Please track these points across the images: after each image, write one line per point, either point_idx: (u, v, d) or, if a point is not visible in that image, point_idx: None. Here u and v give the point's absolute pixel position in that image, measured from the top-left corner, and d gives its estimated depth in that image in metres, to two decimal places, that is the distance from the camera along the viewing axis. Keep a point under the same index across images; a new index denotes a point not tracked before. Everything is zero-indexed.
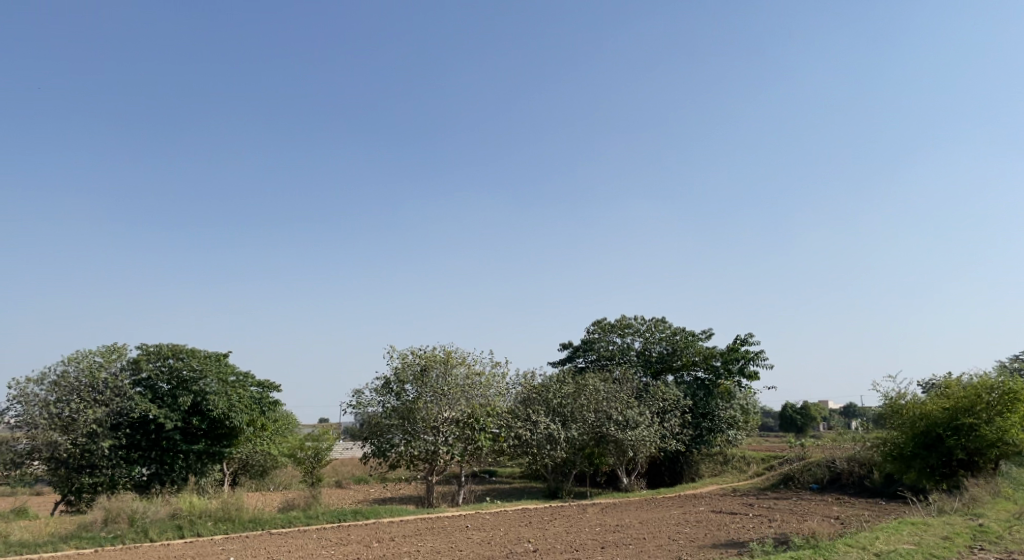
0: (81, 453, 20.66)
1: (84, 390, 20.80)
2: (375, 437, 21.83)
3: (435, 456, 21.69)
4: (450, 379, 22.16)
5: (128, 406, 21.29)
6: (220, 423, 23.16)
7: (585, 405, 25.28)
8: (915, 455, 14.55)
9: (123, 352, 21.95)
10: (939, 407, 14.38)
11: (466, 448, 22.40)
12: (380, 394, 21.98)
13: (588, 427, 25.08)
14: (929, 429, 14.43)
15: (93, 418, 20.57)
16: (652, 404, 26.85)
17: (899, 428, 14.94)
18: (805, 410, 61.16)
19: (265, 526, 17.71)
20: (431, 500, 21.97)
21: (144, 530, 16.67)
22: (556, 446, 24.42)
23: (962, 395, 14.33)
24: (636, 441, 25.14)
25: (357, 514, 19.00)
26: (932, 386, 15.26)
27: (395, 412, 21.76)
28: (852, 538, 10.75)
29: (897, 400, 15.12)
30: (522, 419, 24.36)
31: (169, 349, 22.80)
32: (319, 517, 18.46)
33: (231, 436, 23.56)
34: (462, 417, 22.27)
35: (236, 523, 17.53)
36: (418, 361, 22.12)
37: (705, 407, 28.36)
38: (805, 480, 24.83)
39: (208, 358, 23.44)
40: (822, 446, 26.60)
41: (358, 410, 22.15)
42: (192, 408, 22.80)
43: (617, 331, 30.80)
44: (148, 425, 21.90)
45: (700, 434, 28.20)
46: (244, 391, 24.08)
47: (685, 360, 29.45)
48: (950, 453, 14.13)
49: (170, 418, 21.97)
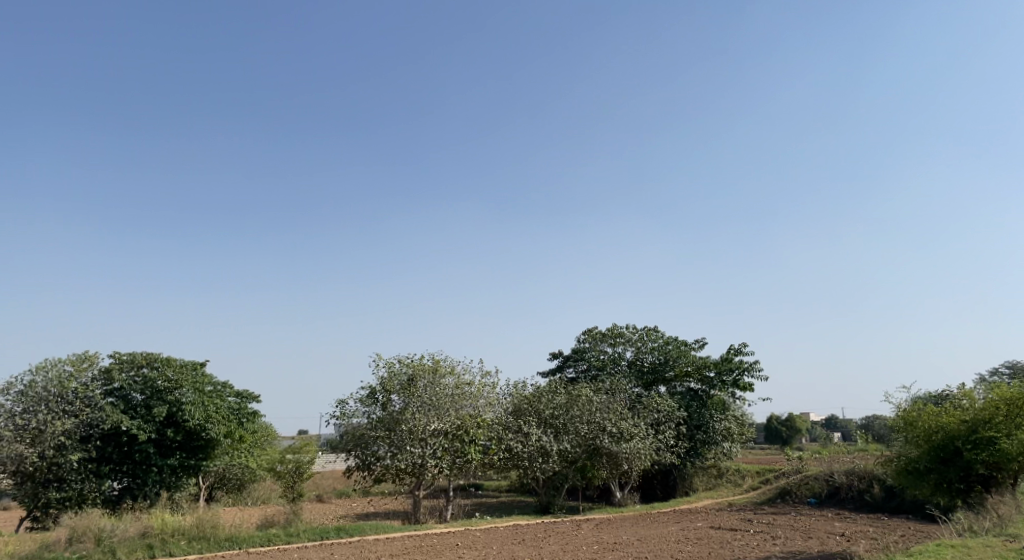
0: (48, 467, 19.44)
1: (53, 401, 19.60)
2: (359, 449, 20.84)
3: (422, 470, 20.68)
4: (439, 388, 21.25)
5: (100, 417, 20.13)
6: (196, 435, 22.07)
7: (578, 416, 24.44)
8: (930, 469, 13.86)
9: (94, 360, 20.82)
10: (960, 420, 13.62)
11: (455, 462, 21.41)
12: (365, 405, 21.02)
13: (581, 439, 24.27)
14: (946, 443, 13.68)
15: (62, 429, 19.38)
16: (646, 415, 26.08)
17: (913, 440, 14.19)
18: (790, 422, 60.67)
19: (242, 545, 16.64)
20: (418, 516, 20.92)
21: (112, 550, 15.54)
22: (548, 459, 23.58)
23: (981, 407, 13.61)
24: (630, 454, 24.34)
25: (341, 532, 17.96)
26: (952, 399, 14.47)
27: (381, 423, 20.82)
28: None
29: (911, 411, 14.39)
30: (514, 431, 23.47)
31: (144, 357, 21.72)
32: (299, 535, 17.41)
33: (208, 448, 22.45)
34: (451, 428, 21.35)
35: (212, 541, 16.46)
36: (405, 370, 21.23)
37: (699, 419, 27.63)
38: (803, 495, 24.19)
39: (184, 368, 22.39)
40: (820, 460, 25.95)
41: (341, 421, 21.14)
42: (167, 419, 21.71)
43: (609, 340, 30.08)
44: (120, 437, 20.76)
45: (694, 446, 27.47)
46: (222, 402, 23.02)
47: (677, 370, 28.69)
48: (969, 468, 13.44)
49: (144, 430, 20.88)
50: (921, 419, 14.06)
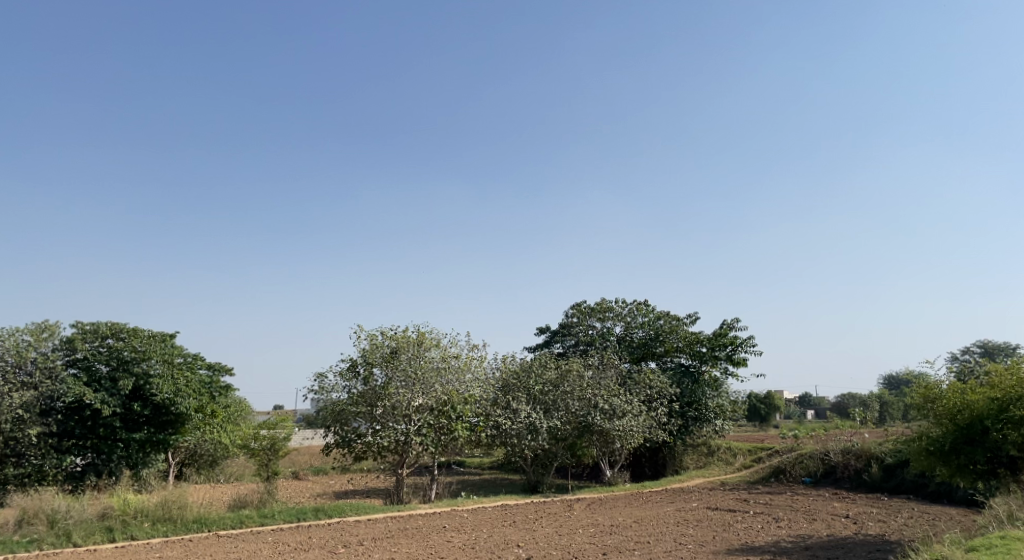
0: (6, 442, 17.96)
1: (9, 372, 18.03)
2: (339, 425, 19.61)
3: (406, 447, 19.59)
4: (424, 362, 20.08)
5: (61, 390, 18.66)
6: (165, 409, 20.74)
7: (569, 392, 23.47)
8: (955, 450, 13.00)
9: (55, 330, 19.30)
10: (988, 397, 12.73)
11: (440, 439, 20.26)
12: (345, 379, 19.75)
13: (570, 416, 23.27)
14: (974, 422, 12.81)
15: (20, 402, 17.80)
16: (638, 392, 25.17)
17: (935, 420, 13.33)
18: (768, 400, 59.99)
19: (212, 527, 15.38)
20: (401, 495, 19.76)
21: (67, 533, 14.18)
22: (537, 437, 22.50)
23: (1012, 383, 12.70)
24: (622, 432, 23.41)
25: (319, 513, 16.76)
26: (979, 375, 13.61)
27: (362, 399, 19.58)
28: (932, 550, 9.04)
29: (934, 385, 13.52)
30: (502, 407, 22.41)
31: (108, 328, 20.26)
32: (274, 516, 16.19)
33: (177, 424, 21.14)
34: (437, 404, 20.12)
35: (178, 524, 15.18)
36: (387, 342, 19.99)
37: (692, 395, 26.75)
38: (797, 474, 23.46)
39: (152, 339, 21.01)
40: (816, 438, 25.20)
41: (319, 396, 19.86)
42: (132, 393, 20.36)
43: (597, 315, 29.04)
44: (84, 411, 19.33)
45: (685, 423, 26.66)
46: (192, 374, 21.72)
47: (668, 346, 27.77)
48: (999, 448, 12.55)
49: (109, 404, 19.47)
50: (944, 398, 13.20)
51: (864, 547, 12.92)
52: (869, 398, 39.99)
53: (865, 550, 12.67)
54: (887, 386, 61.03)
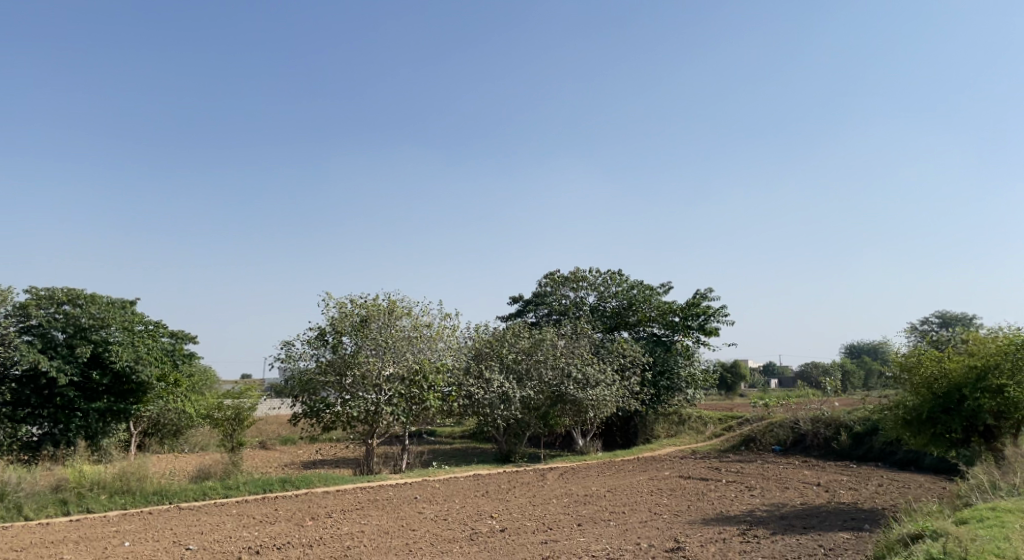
0: None
1: None
2: (307, 395, 19.04)
3: (376, 417, 19.12)
4: (394, 330, 19.65)
5: (14, 358, 17.75)
6: (126, 377, 19.96)
7: (542, 360, 23.20)
8: (933, 418, 12.92)
9: (6, 296, 18.33)
10: (965, 365, 12.66)
11: (411, 409, 19.82)
12: (313, 347, 19.15)
13: (544, 385, 22.99)
14: (951, 390, 12.72)
15: None
16: (612, 361, 25.00)
17: (911, 387, 13.22)
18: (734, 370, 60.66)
19: (173, 499, 14.83)
20: (371, 465, 19.37)
21: (18, 506, 13.49)
22: (509, 406, 22.21)
23: (988, 352, 12.65)
24: (595, 401, 23.19)
25: (286, 484, 16.29)
26: (954, 344, 13.55)
27: (331, 367, 19.04)
28: (918, 520, 8.91)
29: (911, 354, 13.42)
30: (474, 376, 22.03)
31: (64, 294, 19.32)
32: (239, 488, 15.68)
33: (139, 392, 20.39)
34: (408, 373, 19.65)
35: (137, 496, 14.61)
36: (357, 310, 19.43)
37: (664, 365, 26.67)
38: (768, 442, 23.58)
39: (110, 306, 20.16)
40: (786, 407, 25.32)
41: (287, 364, 19.23)
42: (91, 361, 19.54)
43: (570, 284, 28.72)
44: (39, 380, 18.48)
45: (658, 392, 26.61)
46: (154, 342, 20.93)
47: (641, 315, 27.59)
48: (975, 416, 12.52)
49: (66, 373, 18.64)
50: (921, 365, 13.08)
51: (839, 516, 12.86)
52: (834, 368, 40.68)
53: (840, 518, 12.61)
54: (850, 355, 62.15)
